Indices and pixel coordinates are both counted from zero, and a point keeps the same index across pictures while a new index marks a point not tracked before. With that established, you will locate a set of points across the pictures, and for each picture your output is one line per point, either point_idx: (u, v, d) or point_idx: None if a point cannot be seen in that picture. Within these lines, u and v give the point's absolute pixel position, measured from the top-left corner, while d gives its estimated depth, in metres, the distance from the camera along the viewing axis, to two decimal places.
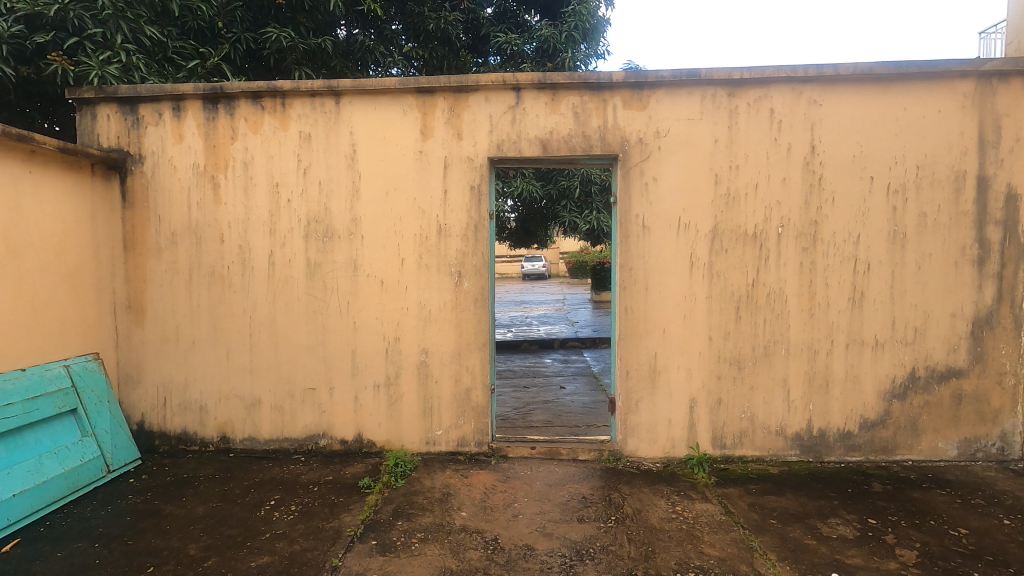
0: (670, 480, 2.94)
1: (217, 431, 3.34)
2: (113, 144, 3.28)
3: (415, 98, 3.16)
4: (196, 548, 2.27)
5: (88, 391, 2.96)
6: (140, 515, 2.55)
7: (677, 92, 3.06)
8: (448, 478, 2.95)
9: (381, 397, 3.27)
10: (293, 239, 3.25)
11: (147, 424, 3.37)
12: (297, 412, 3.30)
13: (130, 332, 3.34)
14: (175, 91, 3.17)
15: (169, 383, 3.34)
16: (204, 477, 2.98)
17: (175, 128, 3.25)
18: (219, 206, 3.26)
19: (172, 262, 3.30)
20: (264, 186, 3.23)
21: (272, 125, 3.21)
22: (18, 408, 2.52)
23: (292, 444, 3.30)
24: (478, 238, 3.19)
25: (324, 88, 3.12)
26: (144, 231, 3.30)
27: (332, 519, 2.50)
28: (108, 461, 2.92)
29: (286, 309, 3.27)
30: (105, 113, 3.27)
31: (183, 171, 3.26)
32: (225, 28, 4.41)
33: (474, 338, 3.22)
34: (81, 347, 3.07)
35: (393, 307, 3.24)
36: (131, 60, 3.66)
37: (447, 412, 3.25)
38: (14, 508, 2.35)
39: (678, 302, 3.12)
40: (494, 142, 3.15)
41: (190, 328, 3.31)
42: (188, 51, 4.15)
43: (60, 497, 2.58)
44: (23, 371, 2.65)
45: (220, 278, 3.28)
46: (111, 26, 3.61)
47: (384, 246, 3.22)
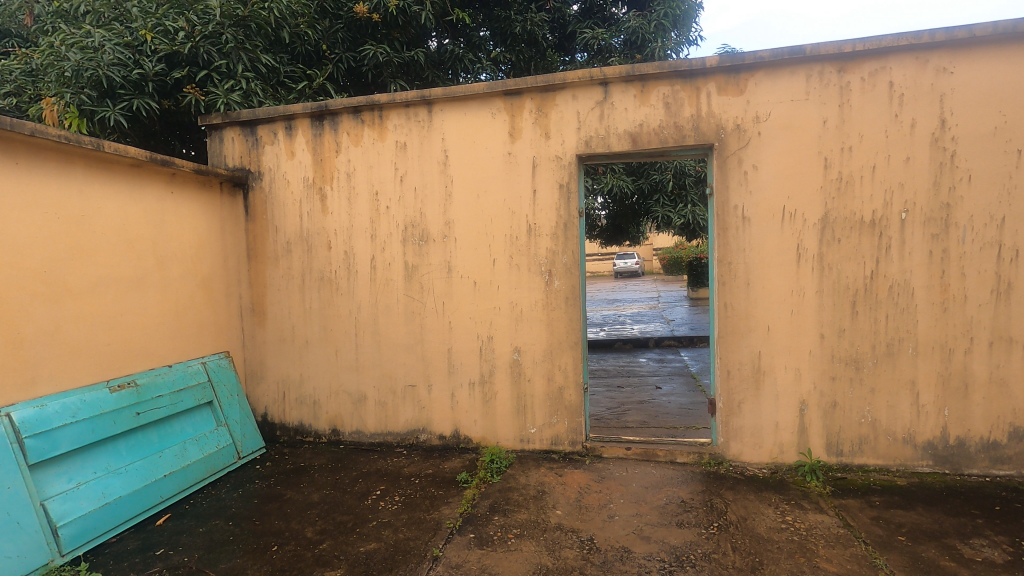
0: (779, 488, 2.75)
1: (328, 424, 3.60)
2: (237, 163, 3.64)
3: (503, 101, 3.21)
4: (313, 531, 2.46)
5: (222, 386, 3.31)
6: (265, 498, 2.81)
7: (778, 73, 2.86)
8: (543, 477, 2.96)
9: (476, 394, 3.36)
10: (392, 243, 3.43)
11: (269, 416, 3.71)
12: (399, 408, 3.48)
13: (254, 333, 3.69)
14: (287, 112, 3.47)
15: (287, 379, 3.65)
16: (318, 467, 3.22)
17: (288, 145, 3.54)
18: (327, 215, 3.51)
19: (288, 269, 3.60)
20: (365, 195, 3.44)
21: (371, 136, 3.41)
22: (167, 399, 2.88)
23: (395, 438, 3.49)
24: (568, 237, 3.18)
25: (417, 98, 3.26)
26: (264, 241, 3.64)
27: (432, 511, 2.61)
28: (238, 448, 3.25)
29: (386, 310, 3.46)
30: (230, 136, 3.64)
31: (295, 184, 3.55)
32: (329, 50, 4.74)
33: (566, 336, 3.21)
34: (214, 345, 3.44)
35: (485, 306, 3.32)
36: (251, 86, 4.06)
37: (541, 411, 3.27)
38: (165, 487, 2.68)
39: (784, 298, 2.92)
40: (582, 139, 3.12)
41: (303, 329, 3.60)
42: (298, 74, 4.51)
43: (200, 479, 2.90)
44: (169, 367, 3.02)
45: (329, 282, 3.54)
46: (233, 58, 4.01)
47: (476, 248, 3.31)
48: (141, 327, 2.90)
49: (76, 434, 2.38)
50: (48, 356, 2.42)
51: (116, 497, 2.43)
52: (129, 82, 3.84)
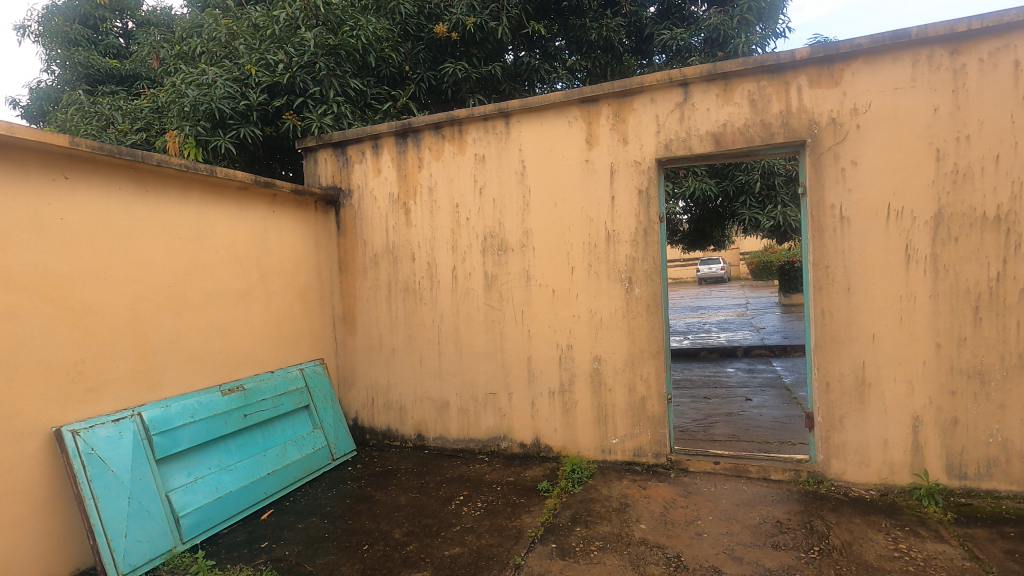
0: (889, 512, 2.51)
1: (414, 429, 3.73)
2: (329, 182, 3.90)
3: (579, 109, 3.21)
4: (401, 533, 2.55)
5: (317, 391, 3.53)
6: (356, 499, 2.95)
7: (879, 60, 2.64)
8: (626, 489, 2.89)
9: (556, 403, 3.35)
10: (472, 254, 3.51)
11: (360, 420, 3.90)
12: (480, 415, 3.54)
13: (346, 341, 3.91)
14: (374, 132, 3.66)
15: (376, 385, 3.83)
16: (405, 470, 3.34)
17: (374, 163, 3.74)
18: (411, 228, 3.66)
19: (375, 281, 3.79)
20: (446, 208, 3.56)
21: (452, 150, 3.52)
22: (270, 402, 3.11)
23: (477, 445, 3.55)
24: (648, 243, 3.10)
25: (495, 111, 3.33)
26: (354, 254, 3.86)
27: (514, 518, 2.62)
28: (332, 450, 3.45)
29: (468, 319, 3.54)
30: (323, 157, 3.90)
31: (381, 200, 3.74)
32: (411, 70, 4.96)
33: (648, 345, 3.13)
34: (311, 353, 3.68)
35: (564, 315, 3.31)
36: (341, 110, 4.34)
37: (622, 421, 3.20)
38: (269, 484, 2.90)
39: (890, 303, 2.67)
40: (661, 143, 3.05)
41: (390, 337, 3.77)
42: (383, 96, 4.72)
43: (298, 478, 3.11)
44: (272, 373, 3.27)
45: (413, 293, 3.68)
46: (325, 84, 4.31)
47: (554, 256, 3.31)
48: (247, 335, 3.17)
49: (194, 433, 2.63)
50: (171, 361, 2.70)
51: (227, 492, 2.66)
52: (237, 112, 4.23)
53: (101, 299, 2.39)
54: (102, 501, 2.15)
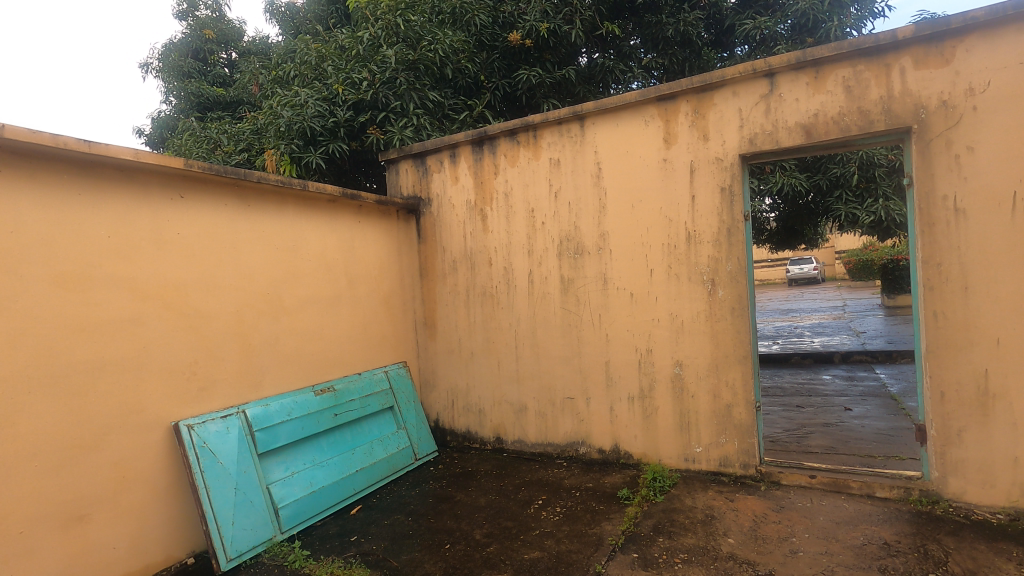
0: (1021, 540, 2.23)
1: (493, 431, 3.78)
2: (410, 192, 4.05)
3: (656, 107, 3.13)
4: (481, 534, 2.59)
5: (401, 393, 3.68)
6: (438, 498, 3.03)
7: (999, 32, 2.37)
8: (711, 500, 2.77)
9: (636, 409, 3.27)
10: (548, 257, 3.51)
11: (441, 421, 4.01)
12: (558, 419, 3.52)
13: (427, 344, 4.04)
14: (452, 141, 3.77)
15: (456, 387, 3.93)
16: (484, 472, 3.39)
17: (452, 171, 3.85)
18: (488, 234, 3.73)
19: (454, 286, 3.90)
20: (522, 213, 3.59)
21: (527, 156, 3.55)
22: (358, 402, 3.28)
23: (555, 449, 3.54)
24: (732, 243, 2.96)
25: (569, 114, 3.33)
26: (434, 260, 3.98)
27: (594, 525, 2.59)
28: (415, 450, 3.57)
29: (544, 323, 3.55)
30: (404, 168, 4.06)
31: (459, 207, 3.84)
32: (487, 79, 5.03)
33: (733, 350, 2.98)
34: (394, 356, 3.84)
35: (643, 318, 3.23)
36: (421, 122, 4.50)
37: (707, 429, 3.07)
38: (357, 481, 3.05)
39: (1018, 304, 2.38)
40: (745, 137, 2.91)
41: (469, 341, 3.85)
42: (460, 105, 4.86)
43: (385, 476, 3.24)
44: (359, 375, 3.44)
45: (491, 297, 3.74)
46: (406, 98, 4.50)
47: (632, 259, 3.24)
48: (336, 339, 3.36)
49: (290, 430, 2.81)
50: (270, 363, 2.91)
51: (320, 487, 2.82)
52: (326, 129, 4.50)
53: (211, 306, 2.62)
54: (212, 490, 2.36)
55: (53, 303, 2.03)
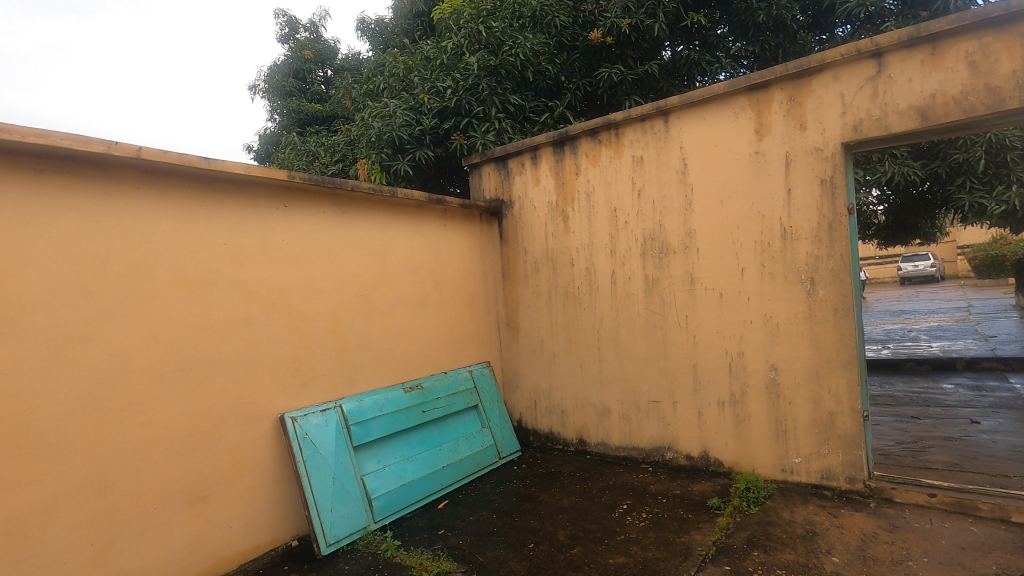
0: None
1: (576, 433, 3.76)
2: (492, 195, 4.12)
3: (747, 98, 2.98)
4: (565, 536, 2.58)
5: (485, 392, 3.76)
6: (522, 498, 3.06)
7: None
8: (812, 515, 2.58)
9: (727, 415, 3.12)
10: (632, 257, 3.44)
11: (524, 421, 4.04)
12: (643, 423, 3.44)
13: (510, 345, 4.10)
14: (533, 143, 3.79)
15: (538, 388, 3.94)
16: (567, 474, 3.38)
17: (534, 173, 3.87)
18: (569, 235, 3.72)
19: (536, 287, 3.92)
20: (604, 212, 3.54)
21: (609, 155, 3.50)
22: (444, 400, 3.39)
23: (640, 454, 3.45)
24: (834, 238, 2.75)
25: (653, 110, 3.25)
26: (516, 262, 4.03)
27: (682, 534, 2.50)
28: (499, 448, 3.62)
29: (628, 324, 3.48)
30: (487, 172, 4.14)
31: (541, 208, 3.85)
32: (567, 80, 5.01)
33: (836, 354, 2.77)
34: (478, 356, 3.93)
35: (734, 320, 3.08)
36: (502, 125, 4.57)
37: (806, 438, 2.87)
38: (444, 476, 3.14)
39: None
40: (848, 124, 2.69)
41: (551, 342, 3.86)
42: (540, 107, 4.87)
43: (470, 473, 3.32)
44: (445, 374, 3.55)
45: (573, 298, 3.73)
46: (488, 103, 4.59)
47: (721, 257, 3.10)
48: (424, 339, 3.49)
49: (383, 425, 2.96)
50: (364, 360, 3.08)
51: (410, 480, 2.94)
52: (413, 137, 4.70)
53: (311, 307, 2.82)
54: (313, 478, 2.53)
55: (178, 305, 2.27)
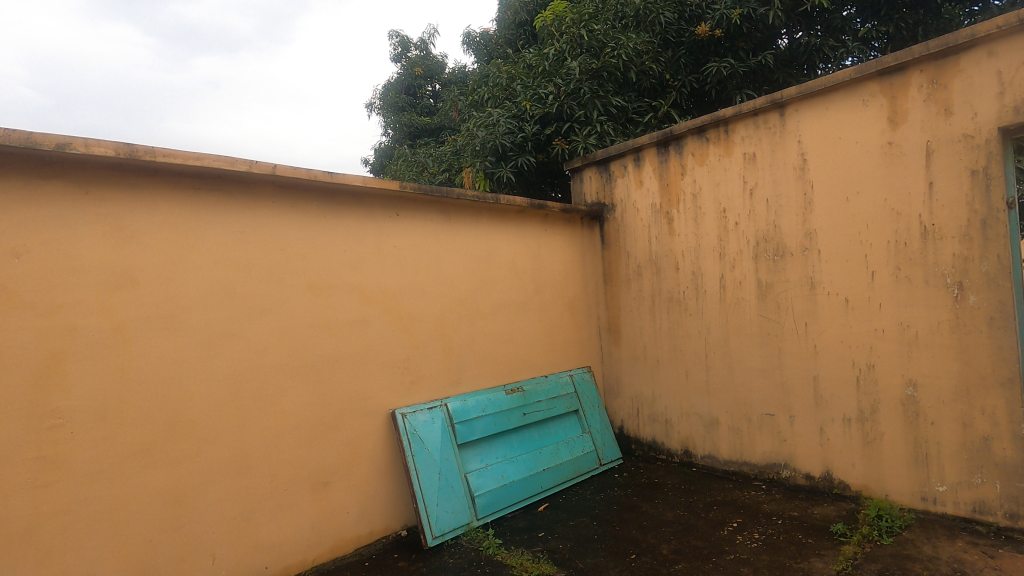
0: None
1: (681, 444, 3.61)
2: (594, 198, 4.09)
3: (878, 83, 2.70)
4: (669, 549, 2.49)
5: (585, 397, 3.74)
6: (623, 507, 2.99)
7: None
8: (961, 553, 2.26)
9: (853, 433, 2.83)
10: (743, 260, 3.25)
11: (626, 429, 3.95)
12: (756, 437, 3.22)
13: (611, 350, 4.04)
14: (636, 144, 3.72)
15: (641, 395, 3.84)
16: (672, 485, 3.26)
17: (637, 175, 3.79)
18: (674, 237, 3.59)
19: (639, 291, 3.83)
20: (712, 214, 3.38)
21: (717, 153, 3.34)
22: (545, 404, 3.41)
23: (752, 470, 3.24)
24: (988, 237, 2.41)
25: (767, 103, 3.05)
26: (618, 266, 3.96)
27: (801, 560, 2.31)
28: (600, 455, 3.58)
29: (739, 331, 3.29)
30: (588, 175, 4.12)
31: (644, 211, 3.76)
32: (672, 78, 4.85)
33: (992, 369, 2.41)
34: (578, 360, 3.91)
35: (862, 329, 2.79)
36: (604, 128, 4.53)
37: (953, 465, 2.53)
38: (544, 479, 3.16)
39: None
40: (1007, 106, 2.35)
41: (654, 348, 3.75)
42: (644, 108, 4.76)
43: (570, 478, 3.32)
44: (546, 377, 3.58)
45: (678, 303, 3.59)
46: (589, 107, 4.57)
47: (847, 260, 2.83)
48: (525, 342, 3.54)
49: (485, 425, 3.05)
50: (468, 361, 3.19)
51: (510, 481, 3.00)
52: (515, 145, 4.80)
53: (420, 309, 2.98)
54: (421, 473, 2.67)
55: (305, 306, 2.50)
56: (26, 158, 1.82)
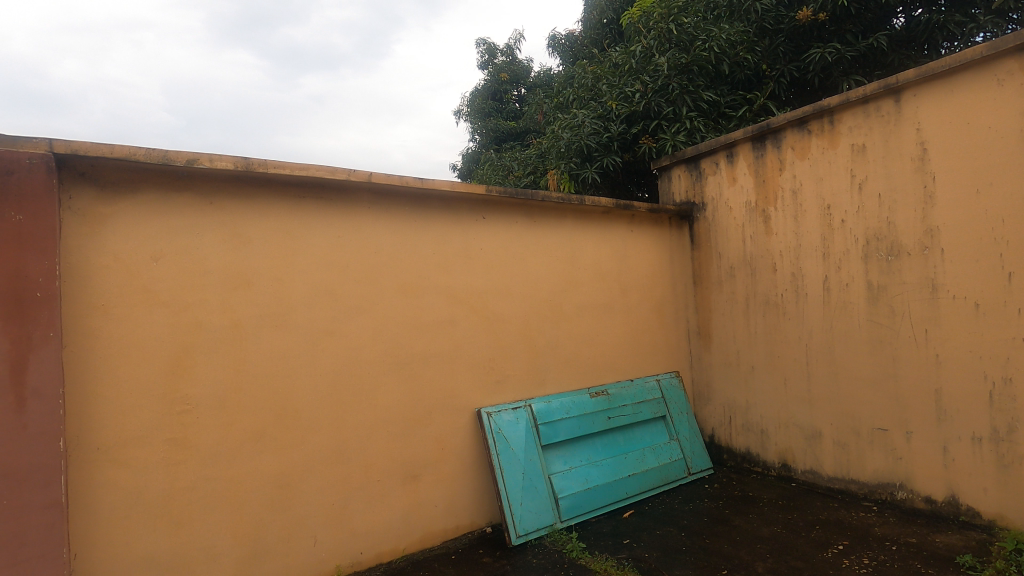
0: None
1: (778, 456, 3.39)
2: (683, 197, 3.95)
3: (1017, 60, 2.39)
4: (764, 568, 2.35)
5: (673, 403, 3.62)
6: (714, 519, 2.86)
7: None
8: None
9: (984, 454, 2.52)
10: (850, 261, 3.00)
11: (717, 438, 3.78)
12: (865, 454, 2.96)
13: (701, 355, 3.88)
14: (729, 140, 3.55)
15: (734, 403, 3.65)
16: (768, 500, 3.07)
17: (730, 172, 3.61)
18: (771, 237, 3.38)
19: (732, 294, 3.64)
20: (815, 211, 3.15)
21: (821, 146, 3.11)
22: (630, 408, 3.35)
23: (861, 489, 2.97)
24: None
25: (879, 89, 2.80)
26: (709, 267, 3.80)
27: None
28: (689, 464, 3.45)
29: (845, 338, 3.04)
30: (677, 174, 3.98)
31: (738, 209, 3.58)
32: (770, 68, 4.59)
33: None
34: (666, 365, 3.80)
35: (996, 337, 2.48)
36: (694, 124, 4.37)
37: None
38: (630, 485, 3.10)
39: None
40: None
41: (749, 354, 3.55)
42: (738, 101, 4.54)
43: (657, 485, 3.22)
44: (631, 382, 3.51)
45: (775, 307, 3.38)
46: (678, 103, 4.43)
47: (976, 259, 2.53)
48: (610, 345, 3.49)
49: (569, 427, 3.04)
50: (552, 363, 3.20)
51: (595, 485, 2.97)
52: (601, 145, 4.75)
53: (505, 310, 3.03)
54: (506, 471, 2.71)
55: (397, 306, 2.63)
56: (162, 174, 2.07)
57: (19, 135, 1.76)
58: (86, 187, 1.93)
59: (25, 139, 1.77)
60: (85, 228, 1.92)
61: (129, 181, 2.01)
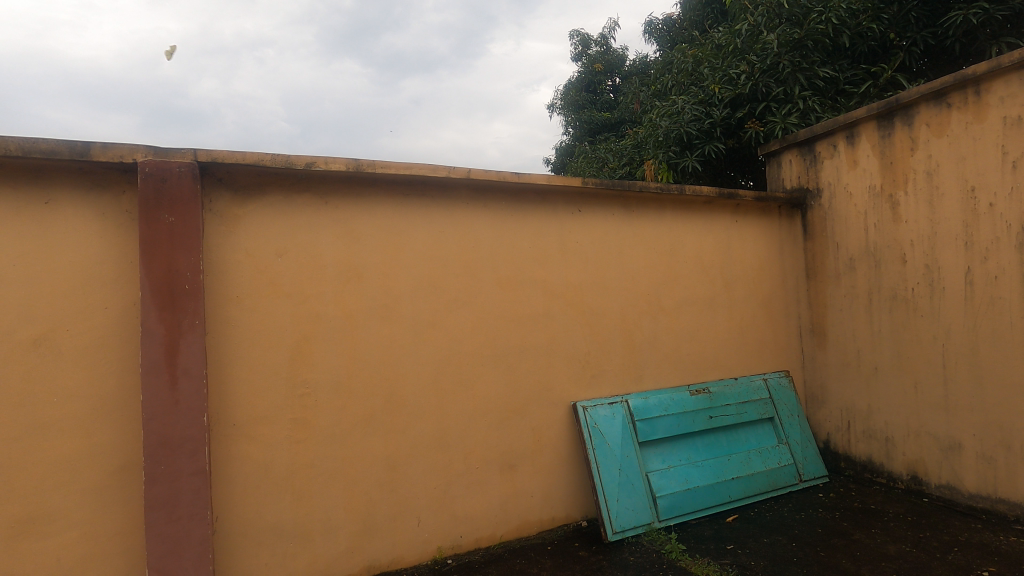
0: None
1: (907, 468, 3.06)
2: (795, 184, 3.67)
3: None
4: None
5: (782, 404, 3.39)
6: (831, 531, 2.65)
7: None
8: None
9: None
10: (1000, 250, 2.63)
11: (832, 444, 3.48)
12: (1017, 471, 2.59)
13: (815, 354, 3.59)
14: (849, 119, 3.24)
15: (853, 408, 3.35)
16: (894, 515, 2.78)
17: (850, 155, 3.30)
18: (900, 225, 3.05)
19: (851, 288, 3.33)
20: (956, 194, 2.80)
21: (964, 120, 2.75)
22: (734, 408, 3.18)
23: (1010, 510, 2.61)
24: None
25: None
26: (825, 259, 3.50)
27: None
28: (800, 470, 3.21)
29: (993, 338, 2.68)
30: (788, 159, 3.70)
31: (859, 195, 3.26)
32: (899, 37, 4.12)
33: None
34: (774, 364, 3.56)
35: None
36: (808, 104, 4.07)
37: None
38: (733, 488, 2.95)
39: None
40: None
41: (872, 354, 3.23)
42: (859, 77, 4.16)
43: (764, 491, 3.04)
44: (735, 380, 3.33)
45: (905, 302, 3.05)
46: (789, 82, 4.14)
47: None
48: (713, 341, 3.34)
49: (668, 425, 2.94)
50: (651, 358, 3.11)
51: (696, 486, 2.86)
52: (702, 132, 4.54)
53: (602, 305, 2.99)
54: (602, 466, 2.69)
55: (495, 299, 2.69)
56: (285, 177, 2.26)
57: (170, 148, 2.01)
58: (223, 192, 2.15)
59: (175, 151, 2.02)
60: (223, 228, 2.15)
61: (258, 185, 2.22)
